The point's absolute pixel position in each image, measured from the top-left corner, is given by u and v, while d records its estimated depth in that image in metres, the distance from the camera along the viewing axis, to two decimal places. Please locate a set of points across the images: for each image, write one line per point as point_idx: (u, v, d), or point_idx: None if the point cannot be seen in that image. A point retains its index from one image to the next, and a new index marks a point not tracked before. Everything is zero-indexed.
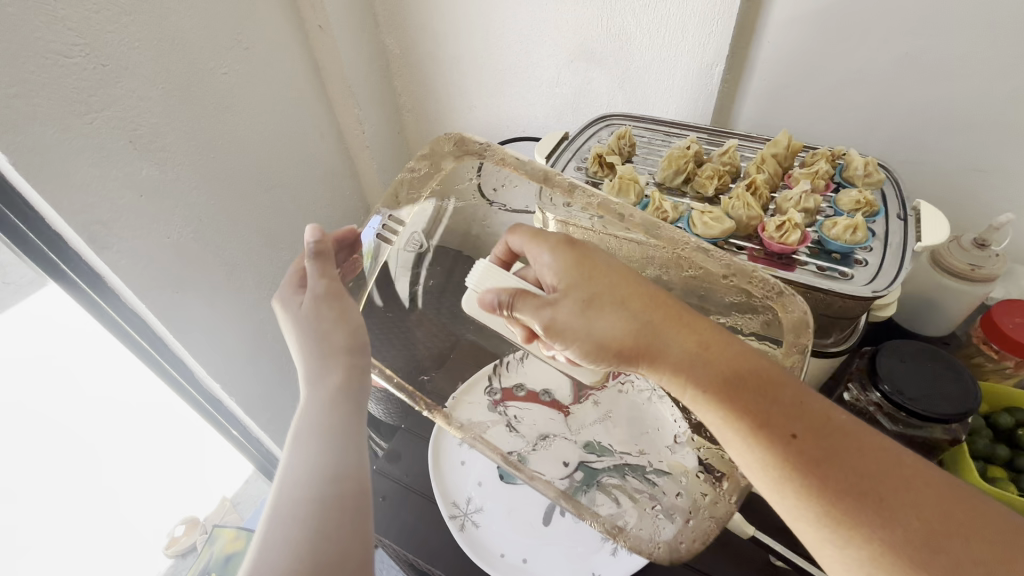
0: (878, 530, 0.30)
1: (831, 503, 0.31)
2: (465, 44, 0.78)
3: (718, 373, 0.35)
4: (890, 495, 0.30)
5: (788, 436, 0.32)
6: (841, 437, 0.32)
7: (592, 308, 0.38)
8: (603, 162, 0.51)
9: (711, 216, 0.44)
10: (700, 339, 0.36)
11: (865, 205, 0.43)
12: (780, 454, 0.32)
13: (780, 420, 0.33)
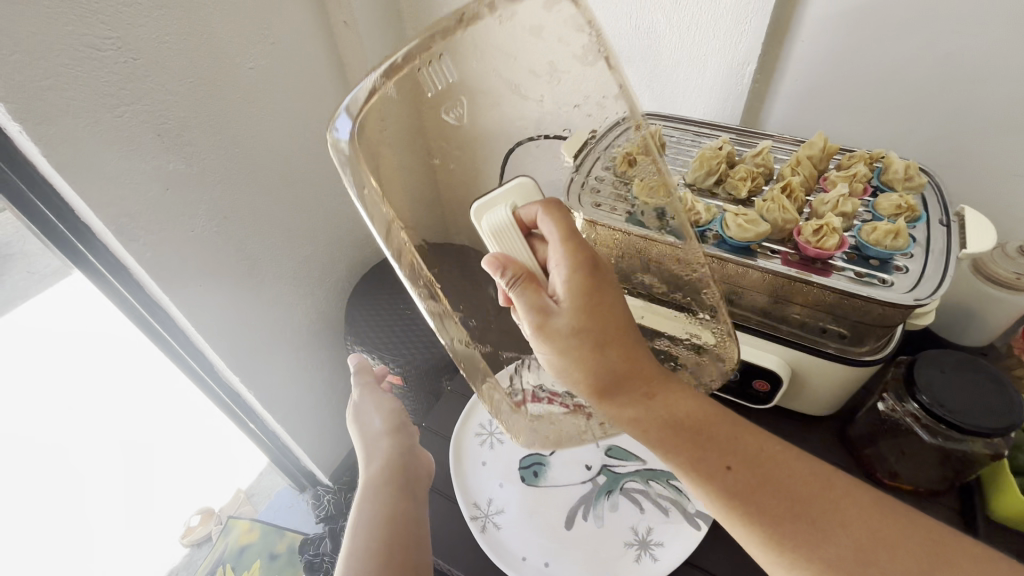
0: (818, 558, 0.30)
1: (769, 536, 0.31)
2: None
3: (660, 407, 0.36)
4: (825, 520, 0.31)
5: (724, 469, 0.34)
6: (773, 467, 0.33)
7: (572, 334, 0.36)
8: None
9: (744, 219, 0.43)
10: (643, 372, 0.37)
11: (906, 209, 0.42)
12: (717, 489, 0.33)
13: (715, 453, 0.34)
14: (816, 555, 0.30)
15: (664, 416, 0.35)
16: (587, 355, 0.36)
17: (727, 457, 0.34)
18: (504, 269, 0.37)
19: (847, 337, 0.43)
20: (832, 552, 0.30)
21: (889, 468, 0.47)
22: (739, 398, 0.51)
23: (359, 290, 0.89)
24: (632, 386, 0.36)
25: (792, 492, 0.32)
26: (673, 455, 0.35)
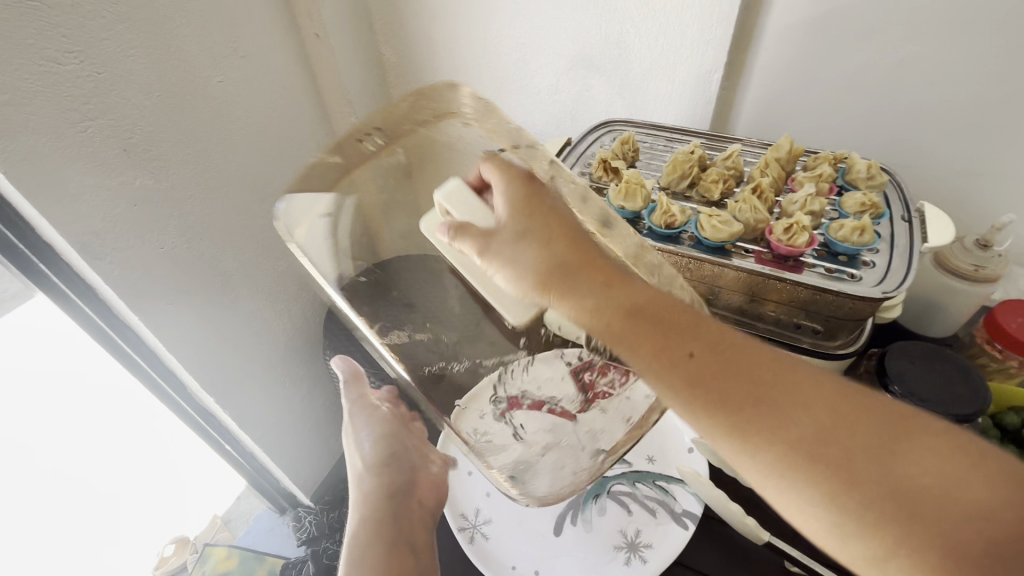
0: (772, 439, 0.26)
1: (728, 427, 0.28)
2: (463, 53, 0.78)
3: (614, 298, 0.32)
4: (786, 397, 0.27)
5: (685, 356, 0.30)
6: (736, 356, 0.29)
7: (524, 237, 0.36)
8: (609, 167, 0.51)
9: (716, 220, 0.44)
10: (598, 266, 0.35)
11: (870, 206, 0.43)
12: (675, 377, 0.29)
13: (676, 342, 0.30)
14: (771, 432, 0.27)
15: (620, 304, 0.32)
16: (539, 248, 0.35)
17: (688, 346, 0.30)
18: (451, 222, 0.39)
19: (821, 332, 0.44)
20: (793, 432, 0.26)
21: None
22: None
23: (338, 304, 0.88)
24: (584, 275, 0.34)
25: (757, 378, 0.28)
26: (629, 341, 0.31)
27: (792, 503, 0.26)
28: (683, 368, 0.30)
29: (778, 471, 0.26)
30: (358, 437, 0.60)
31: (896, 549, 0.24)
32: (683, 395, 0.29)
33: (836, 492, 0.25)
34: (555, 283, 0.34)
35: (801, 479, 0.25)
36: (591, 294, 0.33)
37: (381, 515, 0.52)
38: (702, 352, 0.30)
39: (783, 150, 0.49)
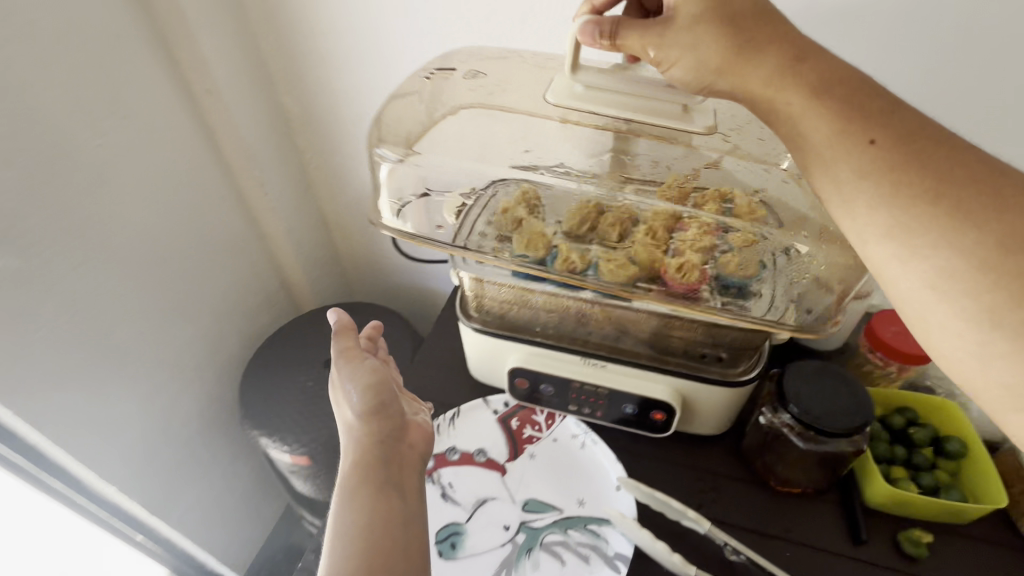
0: (984, 228, 0.29)
1: (929, 208, 0.30)
2: (368, 102, 0.78)
3: (847, 105, 0.32)
4: (1011, 199, 0.29)
5: (866, 144, 0.31)
6: (954, 152, 0.30)
7: (698, 10, 0.35)
8: (510, 216, 0.50)
9: (615, 264, 0.45)
10: (776, 34, 0.35)
11: (752, 240, 0.46)
12: (887, 167, 0.31)
13: (862, 125, 0.32)
14: (977, 227, 0.29)
15: (870, 102, 0.32)
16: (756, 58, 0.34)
17: (940, 146, 0.31)
18: (603, 22, 0.39)
19: (724, 358, 0.47)
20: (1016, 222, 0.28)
21: (778, 476, 0.50)
22: (640, 429, 0.53)
23: (256, 367, 0.83)
24: (776, 65, 0.34)
25: (978, 180, 0.29)
26: (838, 131, 0.32)
27: (906, 258, 0.31)
28: (864, 155, 0.31)
29: (933, 242, 0.29)
30: (347, 385, 0.46)
31: (1009, 334, 0.28)
32: (938, 186, 0.30)
33: (1003, 275, 0.28)
34: (785, 83, 0.33)
35: (1003, 257, 0.28)
36: (836, 104, 0.32)
37: (373, 477, 0.41)
38: (885, 139, 0.31)
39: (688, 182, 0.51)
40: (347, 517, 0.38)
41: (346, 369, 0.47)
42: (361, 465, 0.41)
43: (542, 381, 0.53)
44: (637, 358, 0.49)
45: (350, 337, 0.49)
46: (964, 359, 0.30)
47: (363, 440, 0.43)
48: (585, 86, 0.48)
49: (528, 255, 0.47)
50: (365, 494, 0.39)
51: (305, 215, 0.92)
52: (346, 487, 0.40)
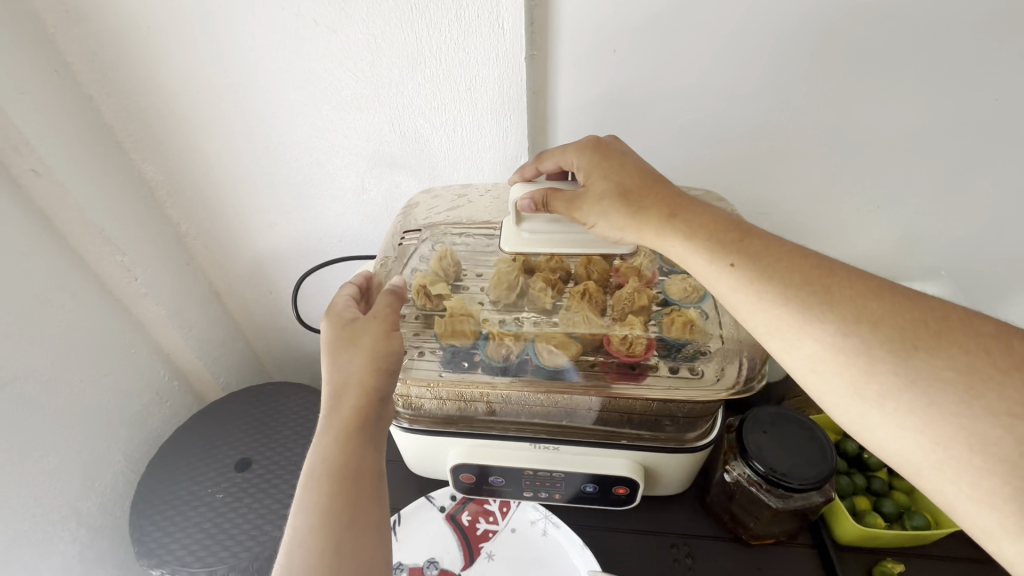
0: (842, 314, 0.31)
1: (792, 317, 0.32)
2: (247, 162, 0.67)
3: (699, 232, 0.36)
4: (861, 293, 0.31)
5: (727, 267, 0.35)
6: (814, 274, 0.33)
7: (599, 181, 0.40)
8: (430, 295, 0.44)
9: (553, 343, 0.41)
10: (660, 193, 0.39)
11: (693, 291, 0.43)
12: (750, 278, 0.34)
13: (724, 250, 0.35)
14: (835, 313, 0.31)
15: (720, 225, 0.36)
16: (615, 206, 0.39)
17: (793, 254, 0.34)
18: (536, 194, 0.42)
19: (680, 425, 0.43)
20: (865, 306, 0.31)
21: (751, 530, 0.47)
22: (604, 504, 0.48)
23: (145, 483, 0.70)
24: (652, 214, 0.38)
25: (834, 293, 0.32)
26: (710, 257, 0.35)
27: (792, 346, 0.32)
28: (731, 275, 0.34)
29: (799, 333, 0.32)
30: (357, 354, 0.39)
31: (887, 396, 0.29)
32: (794, 288, 0.32)
33: (868, 349, 0.30)
34: (645, 223, 0.38)
35: (858, 332, 0.30)
36: (686, 228, 0.37)
37: (350, 438, 0.37)
38: (743, 261, 0.34)
39: None
40: (317, 472, 0.36)
41: (363, 329, 0.41)
42: (339, 422, 0.38)
43: (490, 473, 0.47)
44: (590, 436, 0.44)
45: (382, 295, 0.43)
46: (858, 425, 0.31)
47: (353, 401, 0.38)
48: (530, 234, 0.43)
49: (456, 343, 0.42)
50: (338, 454, 0.37)
51: (191, 294, 0.79)
52: (320, 444, 0.37)
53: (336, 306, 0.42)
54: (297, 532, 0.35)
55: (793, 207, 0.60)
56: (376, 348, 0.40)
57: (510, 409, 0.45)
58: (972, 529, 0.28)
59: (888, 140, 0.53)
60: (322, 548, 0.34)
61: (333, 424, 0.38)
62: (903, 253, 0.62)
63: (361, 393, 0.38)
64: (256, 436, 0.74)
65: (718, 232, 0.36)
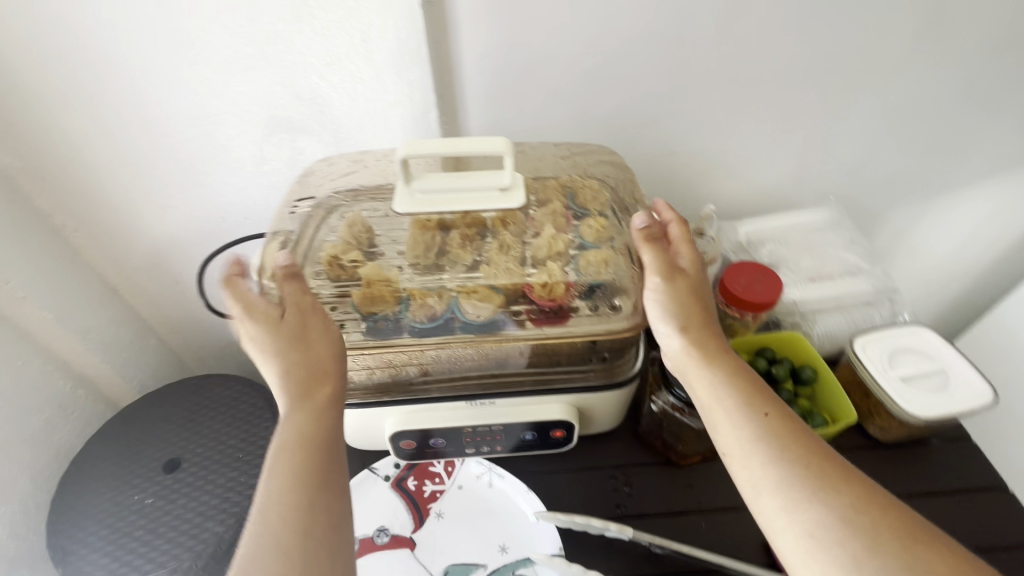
0: (783, 480, 0.32)
1: (705, 364, 0.38)
2: (122, 138, 0.59)
3: (717, 378, 0.38)
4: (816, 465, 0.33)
5: (682, 319, 0.39)
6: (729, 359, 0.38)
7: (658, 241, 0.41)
8: (342, 264, 0.43)
9: (477, 296, 0.41)
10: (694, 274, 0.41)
11: (603, 231, 0.44)
12: (732, 394, 0.36)
13: (695, 307, 0.40)
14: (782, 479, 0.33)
15: (749, 379, 0.37)
16: (672, 300, 0.39)
17: (764, 408, 0.35)
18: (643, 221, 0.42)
19: (605, 359, 0.46)
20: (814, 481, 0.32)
21: (678, 451, 0.51)
22: (545, 448, 0.50)
23: (61, 501, 0.64)
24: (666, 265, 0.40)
25: (740, 375, 0.37)
26: (710, 389, 0.37)
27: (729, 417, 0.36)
28: (684, 322, 0.39)
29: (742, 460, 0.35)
30: (301, 346, 0.38)
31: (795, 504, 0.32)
32: (702, 353, 0.38)
33: (790, 486, 0.32)
34: (691, 346, 0.39)
35: (798, 510, 0.31)
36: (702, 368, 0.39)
37: (317, 417, 0.37)
38: (697, 324, 0.39)
39: (536, 181, 0.47)
40: (281, 450, 0.35)
41: (292, 318, 0.39)
42: (301, 403, 0.37)
43: (431, 436, 0.47)
44: (523, 383, 0.46)
45: (297, 281, 0.40)
46: (749, 497, 0.34)
47: (311, 386, 0.37)
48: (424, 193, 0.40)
49: (378, 310, 0.41)
50: (303, 433, 0.36)
51: (81, 292, 0.71)
52: (281, 427, 0.36)
53: (247, 296, 0.39)
54: (269, 504, 0.33)
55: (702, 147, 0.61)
56: (318, 335, 0.39)
57: (444, 368, 0.45)
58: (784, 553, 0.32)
59: (780, 75, 0.55)
60: (297, 512, 0.33)
61: (294, 404, 0.36)
62: (798, 183, 0.67)
63: (318, 378, 0.38)
64: (181, 434, 0.69)
65: (698, 297, 0.40)
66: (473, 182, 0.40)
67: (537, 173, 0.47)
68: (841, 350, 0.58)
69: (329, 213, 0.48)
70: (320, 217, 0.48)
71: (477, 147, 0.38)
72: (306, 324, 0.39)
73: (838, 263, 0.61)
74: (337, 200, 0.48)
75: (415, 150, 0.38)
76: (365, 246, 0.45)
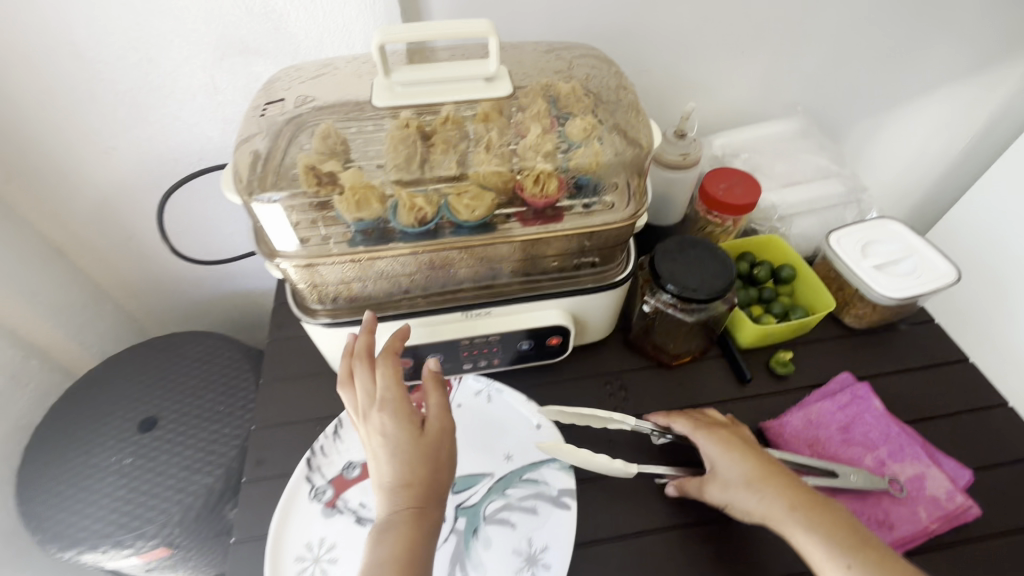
0: (800, 523, 0.37)
1: (792, 513, 0.38)
2: (51, 68, 0.53)
3: (719, 440, 0.43)
4: (810, 499, 0.38)
5: (788, 508, 0.38)
6: (813, 503, 0.38)
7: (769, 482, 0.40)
8: (321, 175, 0.39)
9: (467, 197, 0.39)
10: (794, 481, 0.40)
11: (591, 128, 0.42)
12: (816, 532, 0.37)
13: (799, 497, 0.38)
14: (798, 525, 0.37)
15: (839, 525, 0.37)
16: (764, 494, 0.39)
17: (847, 556, 0.35)
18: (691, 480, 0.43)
19: (596, 264, 0.46)
20: (817, 516, 0.37)
21: (670, 350, 0.52)
22: (540, 359, 0.50)
23: (27, 470, 0.60)
24: (773, 475, 0.40)
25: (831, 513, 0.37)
26: (718, 449, 0.42)
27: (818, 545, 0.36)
28: (781, 495, 0.39)
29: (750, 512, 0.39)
30: (429, 462, 0.36)
31: None
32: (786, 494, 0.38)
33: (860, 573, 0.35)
34: (771, 496, 0.39)
35: (820, 553, 0.36)
36: (708, 434, 0.43)
37: (417, 528, 0.34)
38: (799, 505, 0.38)
39: (518, 79, 0.44)
40: (391, 569, 0.33)
41: (433, 422, 0.37)
42: (407, 520, 0.34)
43: (426, 354, 0.46)
44: (516, 292, 0.45)
45: (437, 389, 0.38)
46: None
47: (431, 506, 0.35)
48: (403, 85, 0.40)
49: (364, 215, 0.39)
50: (404, 549, 0.33)
51: (21, 251, 0.65)
52: (379, 540, 0.34)
53: (392, 371, 0.38)
54: None
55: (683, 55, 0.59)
56: (445, 457, 0.37)
57: (434, 279, 0.44)
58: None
59: None
60: None
61: (398, 519, 0.34)
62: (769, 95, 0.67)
63: (434, 501, 0.36)
64: (153, 393, 0.66)
65: (802, 496, 0.39)
66: (455, 72, 0.40)
67: (519, 72, 0.45)
68: (814, 250, 0.60)
69: (293, 116, 0.43)
70: (286, 121, 0.43)
71: (459, 31, 0.36)
72: (410, 433, 0.36)
73: (809, 168, 0.63)
74: (289, 106, 0.44)
75: (389, 40, 0.36)
76: (338, 151, 0.41)
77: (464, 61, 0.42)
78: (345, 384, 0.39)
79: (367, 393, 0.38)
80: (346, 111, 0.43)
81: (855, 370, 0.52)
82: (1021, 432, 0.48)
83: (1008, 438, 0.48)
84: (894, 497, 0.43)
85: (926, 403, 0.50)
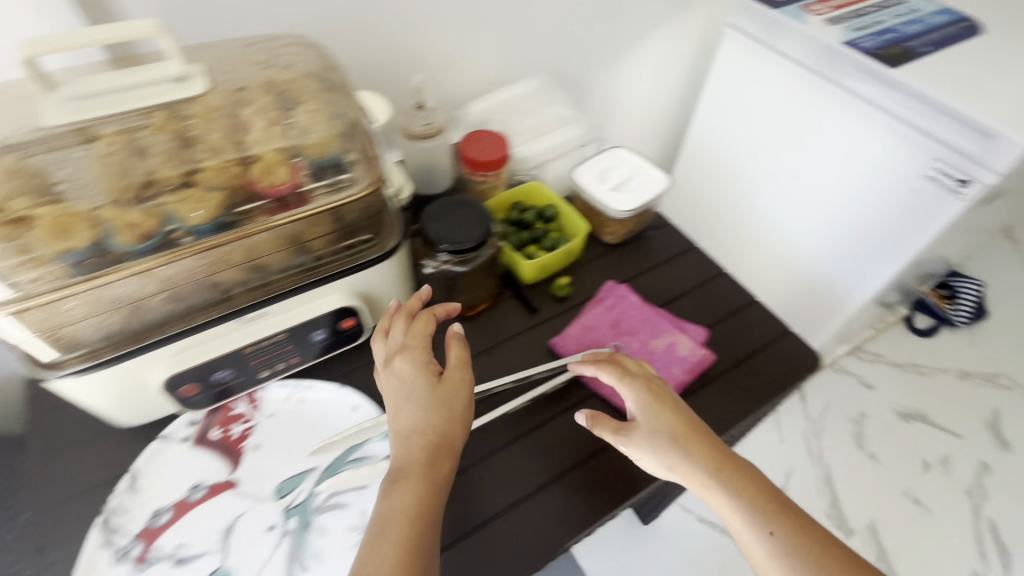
0: (724, 493, 0.41)
1: (717, 483, 0.41)
2: None
3: (650, 395, 0.45)
4: (732, 467, 0.42)
5: (712, 477, 0.41)
6: (739, 477, 0.41)
7: (692, 445, 0.43)
8: (6, 212, 0.35)
9: (190, 199, 0.39)
10: (715, 449, 0.43)
11: (318, 113, 0.44)
12: (744, 505, 0.40)
13: (722, 465, 0.42)
14: (723, 490, 0.41)
15: (760, 493, 0.41)
16: (691, 458, 0.42)
17: (768, 525, 0.40)
18: (598, 419, 0.45)
19: (368, 240, 0.48)
20: (738, 482, 0.41)
21: (464, 304, 0.57)
22: (343, 345, 0.51)
23: None
24: (696, 441, 0.43)
25: (750, 483, 0.41)
26: (649, 412, 0.44)
27: (745, 516, 0.40)
28: (707, 466, 0.42)
29: (670, 468, 0.42)
30: (442, 412, 0.41)
31: None
32: (711, 465, 0.42)
33: (782, 540, 0.39)
34: (698, 464, 0.42)
35: (746, 522, 0.40)
36: (642, 390, 0.46)
37: (426, 469, 0.39)
38: (723, 472, 0.42)
39: (230, 78, 0.44)
40: (402, 522, 0.36)
41: (447, 377, 0.43)
42: (417, 462, 0.39)
43: (212, 371, 0.45)
44: (293, 286, 0.46)
45: (453, 342, 0.45)
46: None
47: (443, 458, 0.40)
48: (77, 99, 0.38)
49: (74, 245, 0.36)
50: (412, 493, 0.38)
51: None
52: (392, 484, 0.38)
53: (416, 333, 0.45)
54: (372, 548, 0.35)
55: (420, 28, 0.62)
56: (459, 410, 0.42)
57: (196, 293, 0.42)
58: (755, 561, 0.40)
59: None
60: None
61: (411, 458, 0.39)
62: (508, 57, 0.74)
63: (448, 450, 0.40)
64: None
65: (723, 459, 0.42)
66: (137, 78, 0.39)
67: (230, 72, 0.45)
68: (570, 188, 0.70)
69: None
70: None
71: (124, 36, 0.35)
72: (422, 384, 0.42)
73: (552, 118, 0.71)
74: None
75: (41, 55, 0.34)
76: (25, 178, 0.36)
77: (144, 66, 0.41)
78: (378, 338, 0.46)
79: (392, 345, 0.45)
80: (23, 136, 0.38)
81: (619, 276, 0.62)
82: (737, 287, 0.61)
83: (729, 293, 0.61)
84: (655, 365, 0.53)
85: (673, 285, 0.62)
